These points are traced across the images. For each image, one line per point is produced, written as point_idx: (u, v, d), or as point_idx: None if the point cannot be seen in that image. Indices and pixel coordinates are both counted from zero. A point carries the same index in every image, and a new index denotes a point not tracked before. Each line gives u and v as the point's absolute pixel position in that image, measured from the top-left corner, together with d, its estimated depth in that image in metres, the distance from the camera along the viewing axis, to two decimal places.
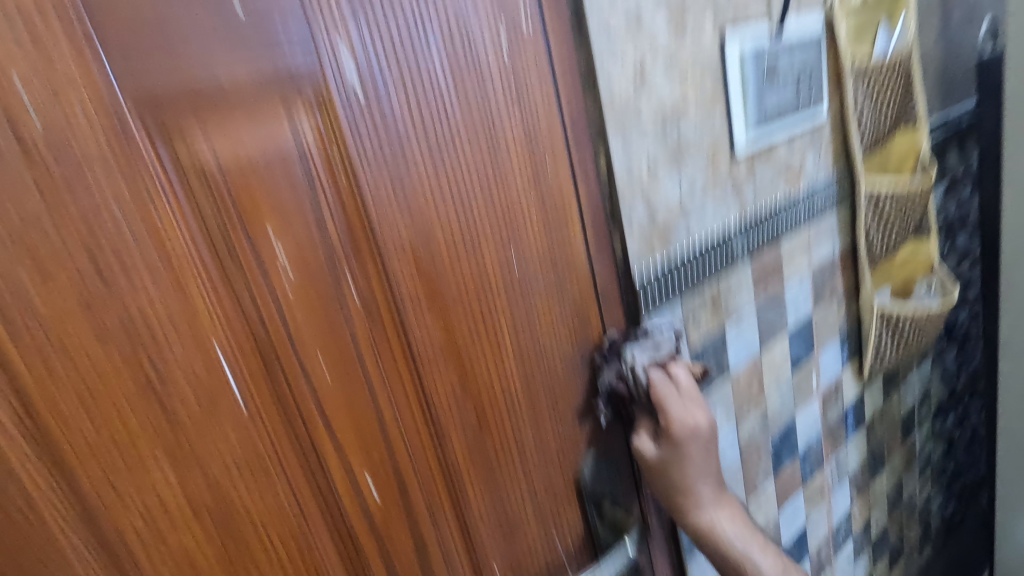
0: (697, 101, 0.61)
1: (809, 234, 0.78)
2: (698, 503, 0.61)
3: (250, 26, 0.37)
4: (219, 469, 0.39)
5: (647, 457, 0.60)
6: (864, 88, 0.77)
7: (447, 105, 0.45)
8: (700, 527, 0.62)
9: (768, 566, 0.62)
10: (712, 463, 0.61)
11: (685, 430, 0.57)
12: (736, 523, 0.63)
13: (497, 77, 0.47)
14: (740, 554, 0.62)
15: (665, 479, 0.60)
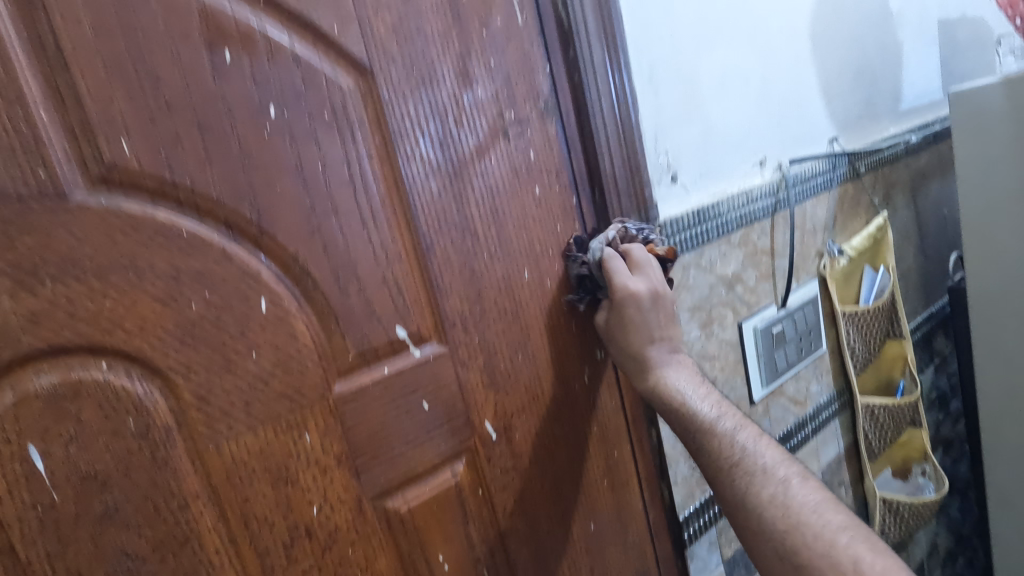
0: (723, 372, 0.78)
1: (817, 443, 0.93)
2: (646, 355, 0.61)
3: (435, 422, 0.55)
4: (286, 442, 0.47)
5: (603, 323, 0.64)
6: (854, 326, 0.95)
7: (535, 398, 0.62)
8: (647, 375, 0.62)
9: (710, 416, 0.58)
10: (663, 319, 0.61)
11: (626, 296, 0.60)
12: (686, 378, 0.61)
13: (559, 314, 0.64)
14: (682, 403, 0.59)
15: (617, 341, 0.63)
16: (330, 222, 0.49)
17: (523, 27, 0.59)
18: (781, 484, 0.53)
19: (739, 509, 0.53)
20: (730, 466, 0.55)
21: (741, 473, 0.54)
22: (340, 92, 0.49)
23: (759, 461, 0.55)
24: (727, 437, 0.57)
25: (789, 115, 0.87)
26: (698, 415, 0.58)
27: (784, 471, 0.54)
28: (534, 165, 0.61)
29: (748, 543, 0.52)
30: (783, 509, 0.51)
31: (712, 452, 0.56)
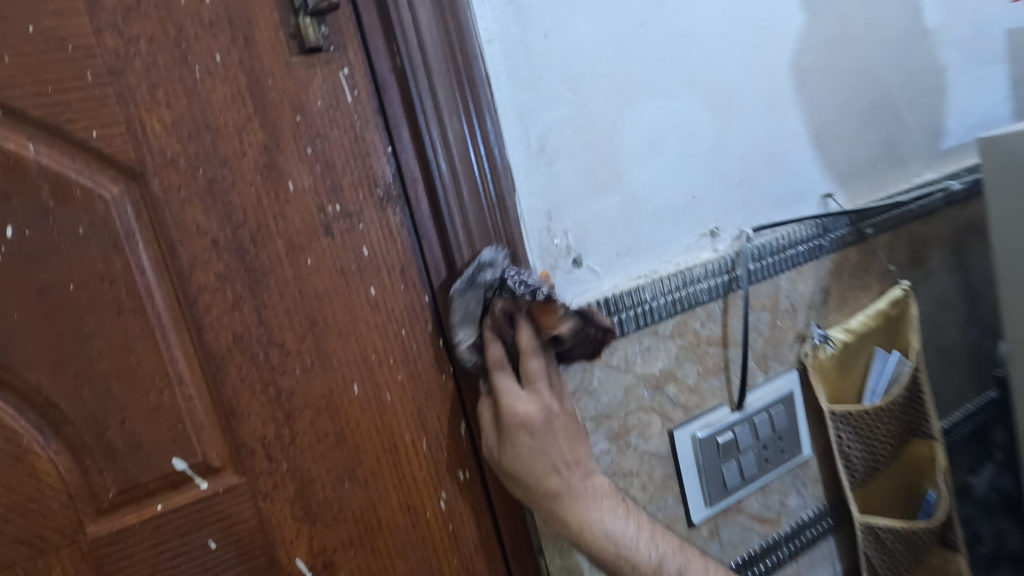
0: (645, 491, 0.64)
1: (798, 569, 0.75)
2: (566, 495, 0.53)
3: (225, 562, 0.49)
4: (22, 563, 0.43)
5: (507, 456, 0.54)
6: (850, 429, 0.75)
7: (368, 528, 0.54)
8: (567, 522, 0.54)
9: (653, 559, 0.54)
10: (582, 447, 0.56)
11: (542, 423, 0.53)
12: (617, 511, 0.55)
13: (406, 430, 0.55)
14: (618, 552, 0.53)
15: (534, 484, 0.53)
16: (88, 348, 0.44)
17: (354, 106, 0.51)
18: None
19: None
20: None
21: None
22: (102, 203, 0.44)
23: None
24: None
25: (759, 173, 0.71)
26: (640, 561, 0.54)
27: None
28: (369, 263, 0.52)
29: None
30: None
31: None
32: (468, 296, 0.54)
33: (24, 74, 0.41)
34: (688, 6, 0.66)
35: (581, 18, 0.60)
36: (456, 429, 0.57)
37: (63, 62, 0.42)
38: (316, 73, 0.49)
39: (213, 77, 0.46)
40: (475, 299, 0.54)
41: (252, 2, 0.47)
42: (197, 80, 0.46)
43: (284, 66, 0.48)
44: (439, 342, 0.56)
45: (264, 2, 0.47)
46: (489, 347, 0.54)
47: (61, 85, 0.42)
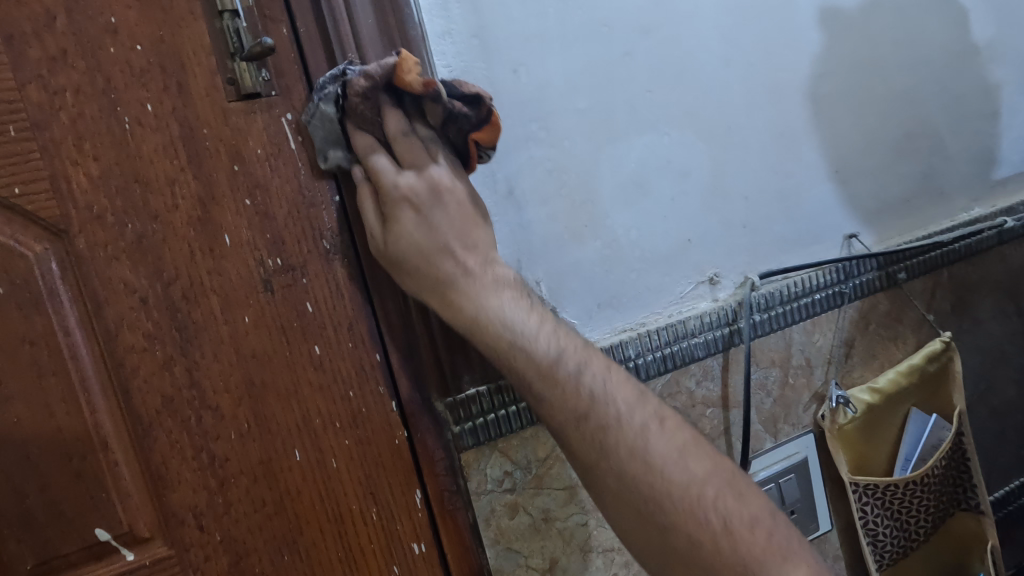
0: (628, 568, 0.61)
1: None
2: (461, 280, 0.47)
3: None
4: None
5: (394, 237, 0.47)
6: (880, 504, 0.64)
7: None
8: (464, 311, 0.47)
9: (552, 356, 0.46)
10: (481, 229, 0.50)
11: (427, 194, 0.48)
12: (519, 301, 0.48)
13: (353, 500, 0.50)
14: (512, 344, 0.46)
15: (421, 269, 0.47)
16: (5, 413, 0.42)
17: (298, 152, 0.48)
18: (648, 423, 0.44)
19: (603, 441, 0.43)
20: (613, 494, 0.43)
21: (591, 421, 0.44)
22: (23, 262, 0.42)
23: (622, 399, 0.45)
24: (571, 375, 0.45)
25: (767, 211, 0.64)
26: (533, 347, 0.46)
27: (641, 414, 0.44)
28: (312, 320, 0.49)
29: (645, 509, 0.41)
30: (639, 446, 0.43)
31: (554, 387, 0.45)
32: (323, 102, 0.47)
33: None
34: (680, 29, 0.60)
35: (554, 48, 0.55)
36: (411, 499, 0.52)
37: None
38: (256, 120, 0.47)
39: (143, 127, 0.44)
40: (330, 100, 0.47)
41: (186, 49, 0.45)
42: (127, 131, 0.44)
43: (220, 114, 0.46)
44: (392, 405, 0.51)
45: (200, 48, 0.45)
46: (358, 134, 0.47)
47: None
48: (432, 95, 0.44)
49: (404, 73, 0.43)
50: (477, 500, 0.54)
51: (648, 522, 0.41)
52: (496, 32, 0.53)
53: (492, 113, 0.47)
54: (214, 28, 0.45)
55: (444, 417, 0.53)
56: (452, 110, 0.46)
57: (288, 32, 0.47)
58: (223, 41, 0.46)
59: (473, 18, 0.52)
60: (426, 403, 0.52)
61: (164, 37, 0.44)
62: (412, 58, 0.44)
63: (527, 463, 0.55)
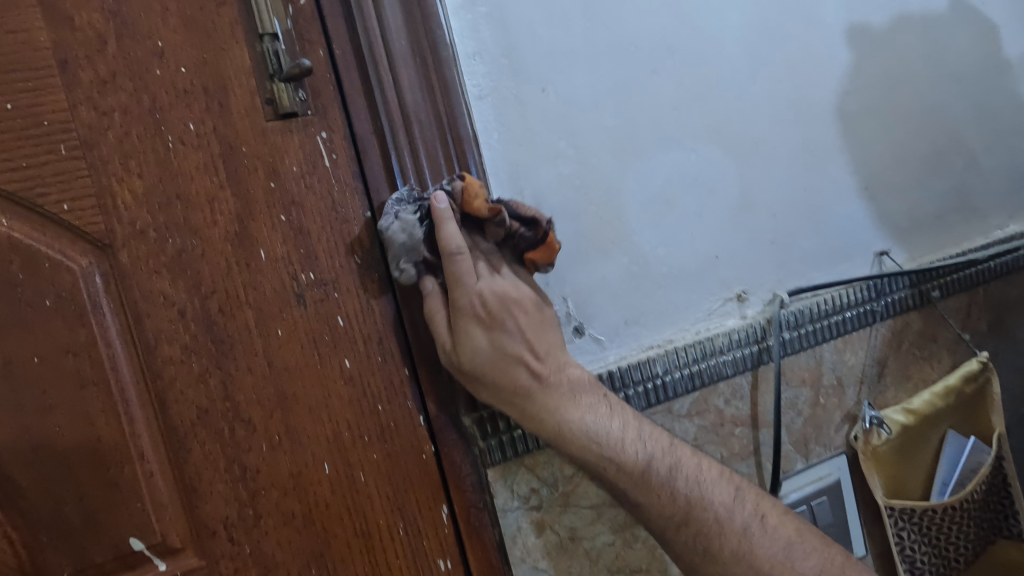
0: None
1: None
2: (540, 393, 0.48)
3: None
4: None
5: (468, 351, 0.48)
6: (918, 529, 0.62)
7: None
8: (548, 425, 0.48)
9: (643, 460, 0.48)
10: (552, 333, 0.51)
11: (499, 308, 0.49)
12: (598, 410, 0.49)
13: (380, 514, 0.50)
14: (605, 456, 0.48)
15: (501, 381, 0.48)
16: (48, 424, 0.43)
17: (332, 170, 0.49)
18: (748, 520, 0.48)
19: (707, 545, 0.47)
20: (677, 530, 0.47)
21: (694, 527, 0.47)
22: (70, 276, 0.43)
23: (721, 502, 0.48)
24: (666, 480, 0.48)
25: (795, 228, 0.63)
26: (625, 456, 0.48)
27: (740, 513, 0.48)
28: (343, 334, 0.49)
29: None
30: (742, 546, 0.46)
31: (656, 495, 0.47)
32: (403, 218, 0.47)
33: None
34: (706, 49, 0.60)
35: (581, 68, 0.56)
36: (438, 514, 0.52)
37: (40, 138, 0.43)
38: (292, 138, 0.48)
39: (185, 146, 0.46)
40: (409, 211, 0.47)
41: (228, 70, 0.46)
42: (170, 149, 0.45)
43: (258, 133, 0.47)
44: (419, 418, 0.51)
45: (240, 69, 0.47)
46: (439, 240, 0.47)
47: (35, 159, 0.42)
48: (501, 222, 0.48)
49: (473, 199, 0.47)
50: (503, 518, 0.53)
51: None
52: (526, 53, 0.54)
53: (549, 233, 0.50)
54: (254, 50, 0.47)
55: (471, 432, 0.53)
56: (516, 237, 0.50)
57: (323, 53, 0.49)
58: (263, 63, 0.47)
59: (503, 39, 0.53)
60: (453, 417, 0.52)
61: (207, 59, 0.46)
62: (477, 184, 0.48)
63: (554, 480, 0.55)
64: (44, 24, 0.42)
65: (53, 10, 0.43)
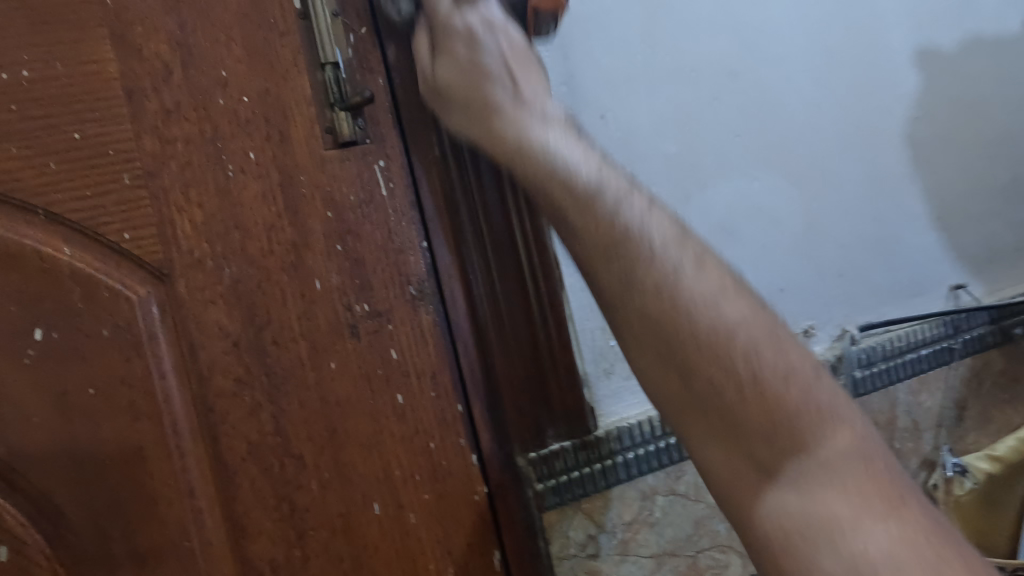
0: None
1: None
2: (509, 107, 0.46)
3: None
4: None
5: (439, 69, 0.47)
6: None
7: None
8: (506, 138, 0.45)
9: (592, 180, 0.42)
10: (534, 73, 0.48)
11: (482, 27, 0.48)
12: (568, 137, 0.45)
13: (431, 560, 0.48)
14: (551, 170, 0.43)
15: (469, 93, 0.46)
16: (101, 456, 0.42)
17: (389, 199, 0.48)
18: (687, 269, 0.39)
19: (631, 283, 0.40)
20: (605, 262, 0.41)
21: (622, 261, 0.40)
22: (127, 305, 0.43)
23: (670, 257, 0.40)
24: (609, 211, 0.41)
25: (863, 260, 0.60)
26: (568, 167, 0.43)
27: (677, 253, 0.40)
28: (396, 367, 0.48)
29: (666, 349, 0.39)
30: (668, 289, 0.39)
31: (592, 229, 0.41)
32: None
33: (67, 181, 0.42)
34: (769, 75, 0.58)
35: (641, 93, 0.54)
36: (489, 560, 0.48)
37: (106, 167, 0.43)
38: (350, 167, 0.47)
39: (245, 175, 0.45)
40: None
41: (289, 100, 0.46)
42: (230, 178, 0.45)
43: (317, 161, 0.46)
44: (472, 457, 0.49)
45: (301, 98, 0.46)
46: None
47: (100, 188, 0.43)
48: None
49: None
50: (560, 565, 0.51)
51: (666, 358, 0.39)
52: (584, 79, 0.52)
53: None
54: (315, 80, 0.47)
55: (527, 472, 0.51)
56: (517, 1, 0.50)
57: (383, 82, 0.49)
58: (323, 92, 0.47)
59: (562, 66, 0.52)
60: (507, 458, 0.50)
61: (269, 89, 0.46)
62: None
63: (613, 526, 0.52)
64: (115, 56, 0.43)
65: (123, 43, 0.43)
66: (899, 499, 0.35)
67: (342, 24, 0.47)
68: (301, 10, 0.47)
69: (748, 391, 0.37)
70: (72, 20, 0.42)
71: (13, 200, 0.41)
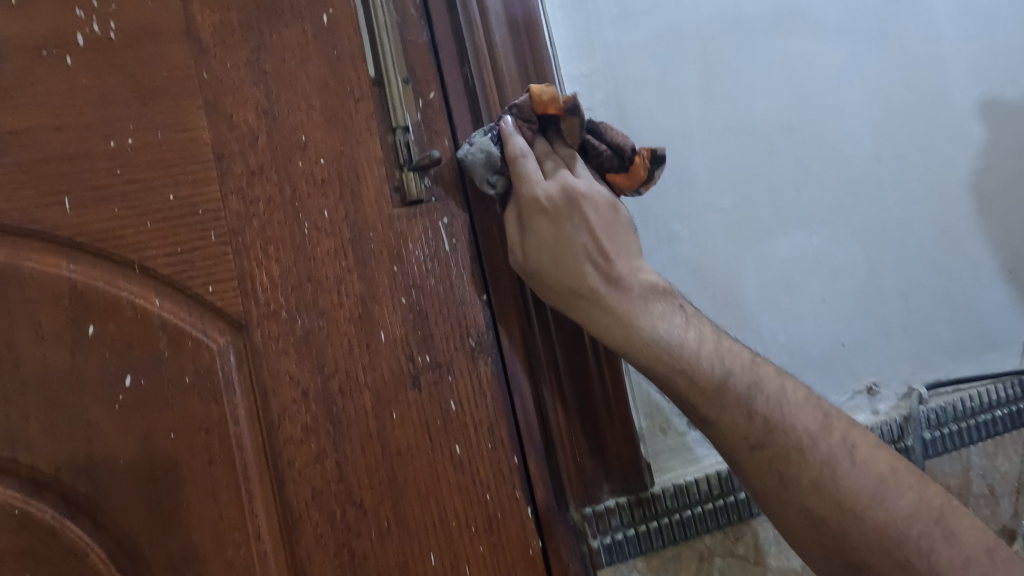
0: None
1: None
2: (607, 290, 0.47)
3: None
4: None
5: (530, 254, 0.48)
6: None
7: None
8: (613, 328, 0.47)
9: (718, 372, 0.44)
10: (627, 237, 0.50)
11: (567, 202, 0.48)
12: (673, 312, 0.46)
13: None
14: (671, 362, 0.45)
15: (568, 275, 0.47)
16: (178, 496, 0.44)
17: (452, 254, 0.50)
18: (837, 453, 0.41)
19: (783, 476, 0.41)
20: (748, 452, 0.42)
21: (769, 460, 0.42)
22: (208, 353, 0.46)
23: (824, 448, 0.41)
24: (745, 399, 0.43)
25: (928, 315, 0.58)
26: (688, 351, 0.45)
27: (826, 444, 0.41)
28: (455, 418, 0.49)
29: (830, 544, 0.39)
30: (829, 474, 0.40)
31: (725, 422, 0.43)
32: (478, 141, 0.48)
33: (160, 236, 0.45)
34: (827, 130, 0.58)
35: (698, 149, 0.55)
36: None
37: (194, 225, 0.46)
38: (416, 224, 0.50)
39: (319, 232, 0.48)
40: (483, 135, 0.48)
41: (362, 160, 0.49)
42: (306, 235, 0.48)
43: (385, 219, 0.49)
44: (527, 509, 0.49)
45: (373, 159, 0.49)
46: (508, 141, 0.48)
47: (188, 244, 0.46)
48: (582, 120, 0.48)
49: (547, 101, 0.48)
50: None
51: (835, 557, 0.39)
52: (642, 137, 0.54)
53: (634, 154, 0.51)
54: (386, 142, 0.50)
55: (581, 527, 0.50)
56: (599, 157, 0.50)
57: (448, 143, 0.51)
58: (393, 153, 0.50)
59: (620, 125, 0.53)
60: (562, 511, 0.50)
61: (343, 150, 0.49)
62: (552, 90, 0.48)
63: None
64: (207, 121, 0.47)
65: (216, 110, 0.47)
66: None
67: (412, 90, 0.50)
68: (375, 78, 0.50)
69: (871, 532, 0.38)
70: (172, 89, 0.46)
71: (112, 255, 0.45)
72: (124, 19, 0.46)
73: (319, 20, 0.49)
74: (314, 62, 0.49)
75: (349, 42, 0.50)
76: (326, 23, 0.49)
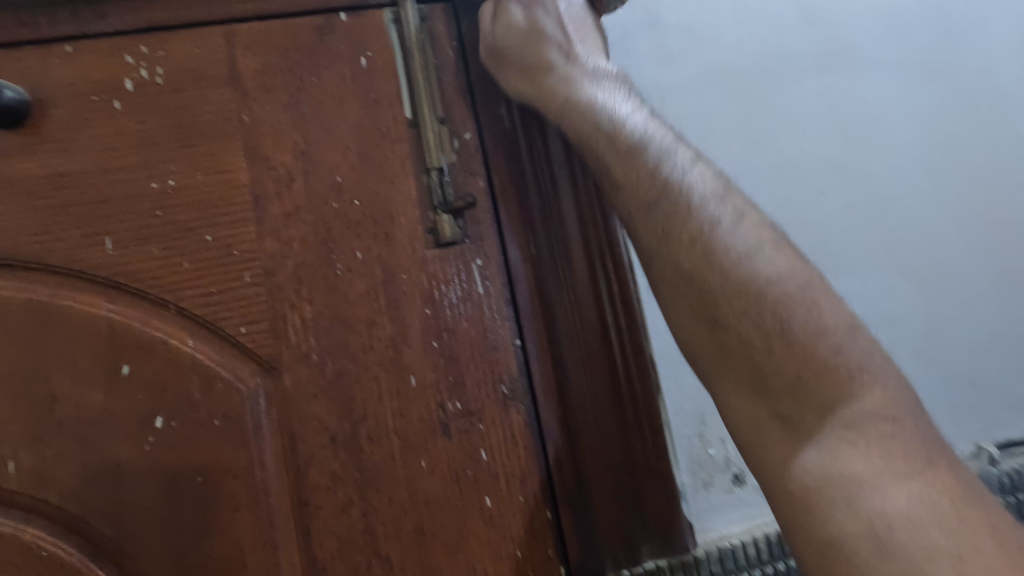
0: None
1: None
2: (559, 61, 0.48)
3: None
4: None
5: (500, 27, 0.49)
6: None
7: None
8: (553, 90, 0.47)
9: (633, 132, 0.44)
10: (593, 34, 0.49)
11: None
12: (615, 94, 0.47)
13: None
14: (594, 121, 0.45)
15: (525, 54, 0.48)
16: (203, 544, 0.43)
17: (485, 297, 0.49)
18: (724, 217, 0.41)
19: (666, 233, 0.42)
20: (643, 211, 0.43)
21: (661, 211, 0.42)
22: (237, 396, 0.45)
23: (715, 214, 0.41)
24: (652, 164, 0.43)
25: (1003, 370, 0.54)
26: (609, 121, 0.45)
27: (716, 207, 0.42)
28: (485, 469, 0.47)
29: (700, 303, 0.40)
30: (704, 238, 0.41)
31: (627, 182, 0.44)
32: None
33: (196, 278, 0.46)
34: (880, 170, 0.55)
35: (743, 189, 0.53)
36: None
37: (229, 266, 0.46)
38: (450, 265, 0.49)
39: (352, 273, 0.47)
40: None
41: (396, 202, 0.49)
42: (338, 276, 0.47)
43: (418, 261, 0.48)
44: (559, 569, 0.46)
45: (407, 200, 0.49)
46: None
47: (223, 286, 0.46)
48: None
49: None
50: None
51: (699, 313, 0.40)
52: None
53: None
54: (420, 183, 0.49)
55: None
56: None
57: (483, 184, 0.50)
58: (428, 194, 0.49)
59: None
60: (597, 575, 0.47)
61: (378, 191, 0.48)
62: None
63: None
64: (246, 164, 0.47)
65: (255, 152, 0.47)
66: (922, 455, 0.35)
67: (448, 130, 0.50)
68: (411, 119, 0.50)
69: (748, 302, 0.39)
70: (213, 133, 0.47)
71: (149, 295, 0.45)
72: (171, 66, 0.47)
73: (357, 63, 0.50)
74: (351, 104, 0.49)
75: (386, 84, 0.50)
76: (364, 66, 0.50)
